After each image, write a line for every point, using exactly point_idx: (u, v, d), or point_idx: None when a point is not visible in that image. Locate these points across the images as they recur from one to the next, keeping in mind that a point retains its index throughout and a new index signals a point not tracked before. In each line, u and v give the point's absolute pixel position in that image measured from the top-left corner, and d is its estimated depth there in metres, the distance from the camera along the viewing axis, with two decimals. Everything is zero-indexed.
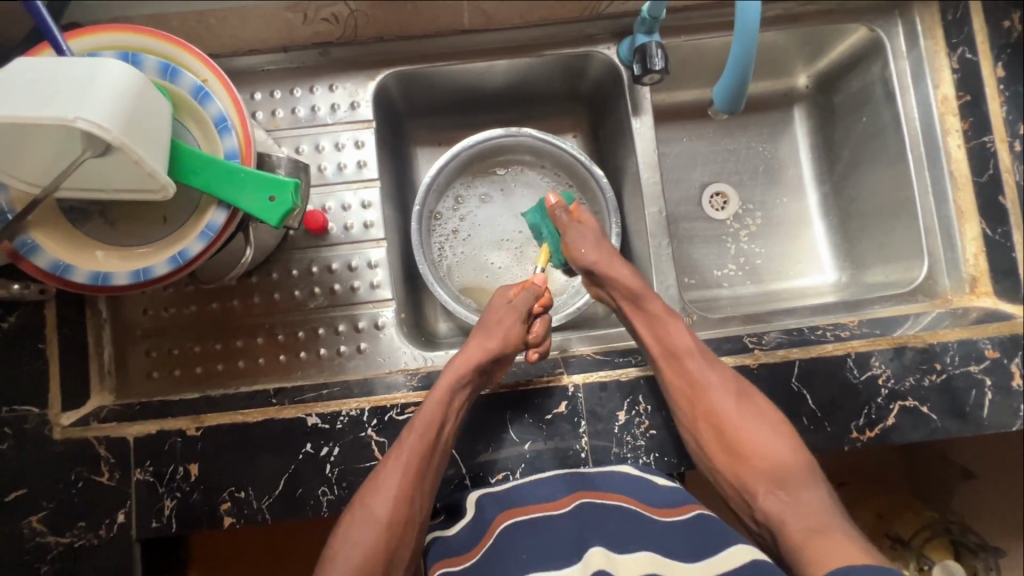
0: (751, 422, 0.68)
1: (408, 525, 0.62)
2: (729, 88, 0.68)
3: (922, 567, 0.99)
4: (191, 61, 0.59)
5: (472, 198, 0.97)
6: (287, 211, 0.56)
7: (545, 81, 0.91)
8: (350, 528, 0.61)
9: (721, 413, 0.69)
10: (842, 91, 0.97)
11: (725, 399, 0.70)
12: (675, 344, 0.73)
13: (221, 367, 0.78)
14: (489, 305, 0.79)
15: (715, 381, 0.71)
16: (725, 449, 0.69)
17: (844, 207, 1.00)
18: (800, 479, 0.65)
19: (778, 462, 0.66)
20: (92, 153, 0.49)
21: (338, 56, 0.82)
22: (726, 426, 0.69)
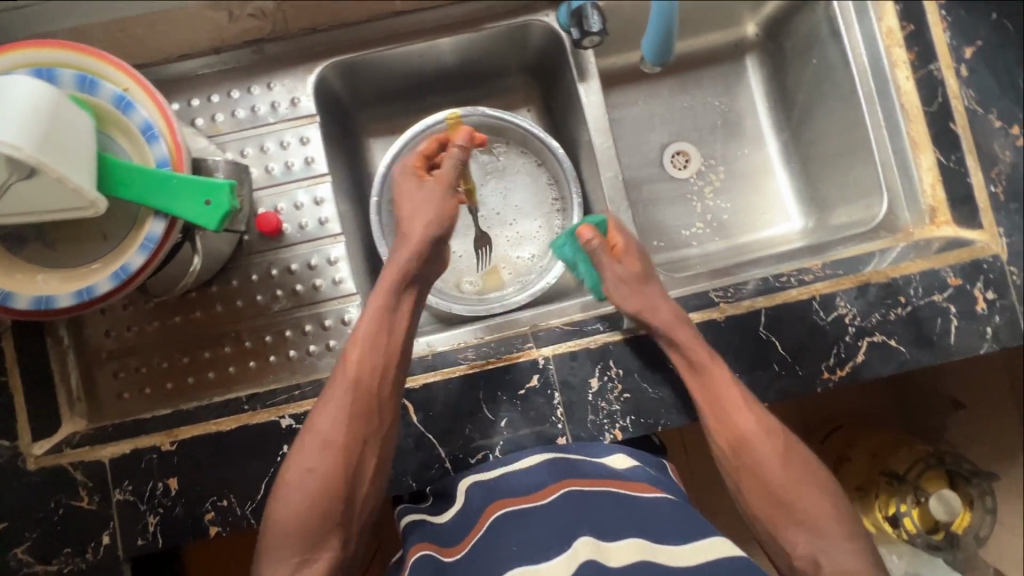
0: (774, 460, 0.69)
1: (355, 448, 0.63)
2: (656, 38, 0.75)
3: (920, 501, 0.96)
4: (109, 68, 0.57)
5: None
6: (225, 214, 0.55)
7: (490, 57, 0.90)
8: (298, 460, 0.63)
9: (762, 457, 0.69)
10: (791, 35, 0.96)
11: (754, 438, 0.69)
12: (723, 391, 0.69)
13: (191, 381, 0.77)
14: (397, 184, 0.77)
15: (740, 417, 0.69)
16: (754, 485, 0.69)
17: (804, 152, 1.00)
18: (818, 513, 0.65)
19: (793, 489, 0.67)
20: (12, 177, 0.48)
21: (271, 52, 0.80)
22: (754, 465, 0.69)
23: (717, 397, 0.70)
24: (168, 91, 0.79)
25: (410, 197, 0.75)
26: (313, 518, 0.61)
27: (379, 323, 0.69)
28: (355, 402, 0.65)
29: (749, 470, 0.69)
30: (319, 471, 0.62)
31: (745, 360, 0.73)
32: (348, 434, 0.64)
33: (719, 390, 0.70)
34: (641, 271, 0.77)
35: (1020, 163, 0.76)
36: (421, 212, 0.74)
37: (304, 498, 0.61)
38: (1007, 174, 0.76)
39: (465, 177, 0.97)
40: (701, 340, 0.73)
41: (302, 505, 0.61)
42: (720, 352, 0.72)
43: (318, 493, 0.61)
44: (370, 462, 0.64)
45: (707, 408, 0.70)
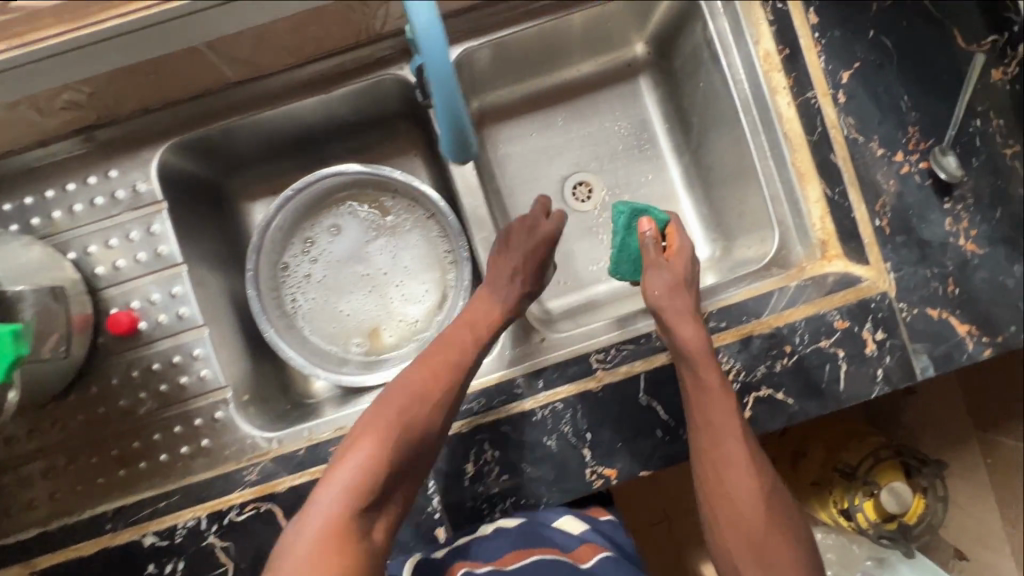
0: (756, 499, 0.64)
1: (347, 536, 0.55)
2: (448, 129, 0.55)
3: (871, 492, 0.96)
4: None
5: (325, 237, 0.94)
6: (12, 362, 0.51)
7: (353, 112, 0.84)
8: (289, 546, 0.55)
9: (751, 495, 0.64)
10: (679, 54, 0.90)
11: (739, 474, 0.64)
12: (721, 413, 0.65)
13: (57, 497, 0.73)
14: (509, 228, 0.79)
15: (733, 449, 0.65)
16: (727, 521, 0.64)
17: (705, 176, 0.95)
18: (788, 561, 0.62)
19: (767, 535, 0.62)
20: None
21: (105, 138, 0.74)
22: (733, 503, 0.64)
23: (710, 423, 0.65)
24: None
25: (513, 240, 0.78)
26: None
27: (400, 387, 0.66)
28: (354, 484, 0.58)
29: (724, 506, 0.65)
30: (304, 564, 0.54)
31: (626, 428, 0.69)
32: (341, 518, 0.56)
33: (717, 419, 0.65)
34: (685, 276, 0.73)
35: (906, 193, 0.71)
36: (504, 258, 0.78)
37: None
38: (891, 206, 0.72)
39: (353, 233, 0.94)
40: (578, 413, 0.70)
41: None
42: (600, 424, 0.69)
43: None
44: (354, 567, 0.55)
45: (704, 430, 0.65)
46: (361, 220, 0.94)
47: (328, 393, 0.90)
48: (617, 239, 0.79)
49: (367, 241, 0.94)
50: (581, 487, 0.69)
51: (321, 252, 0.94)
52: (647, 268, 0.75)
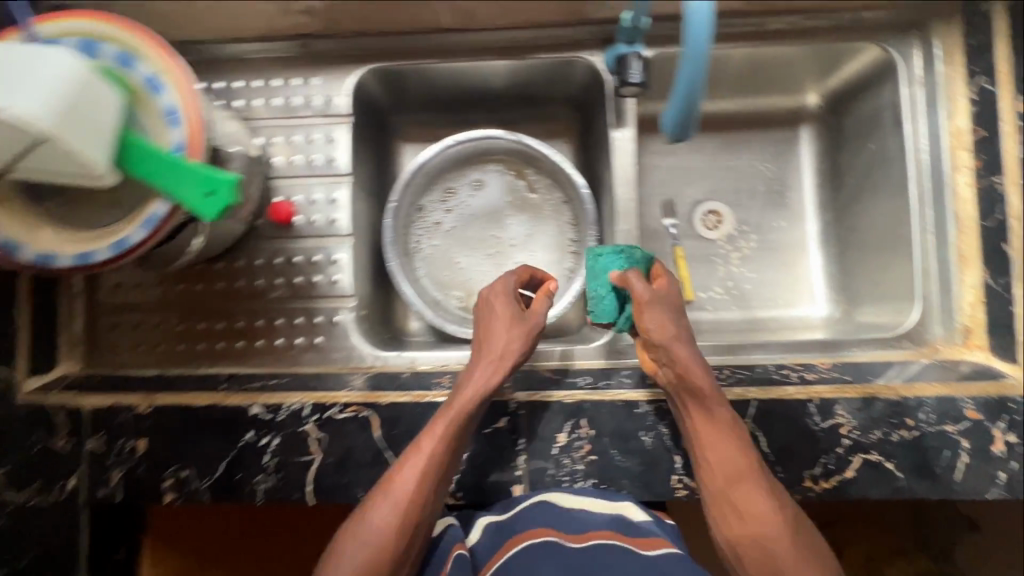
0: (785, 541, 0.59)
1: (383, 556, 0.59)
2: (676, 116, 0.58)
3: None
4: (148, 50, 0.59)
5: (468, 193, 0.98)
6: (224, 207, 0.57)
7: (529, 84, 0.89)
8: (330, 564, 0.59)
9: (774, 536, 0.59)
10: (852, 114, 0.90)
11: (757, 510, 0.60)
12: (726, 445, 0.63)
13: (184, 348, 0.79)
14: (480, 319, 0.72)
15: (738, 485, 0.61)
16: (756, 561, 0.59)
17: (844, 238, 0.94)
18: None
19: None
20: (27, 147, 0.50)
21: (318, 48, 0.81)
22: (759, 537, 0.59)
23: (714, 459, 0.63)
24: (214, 68, 0.82)
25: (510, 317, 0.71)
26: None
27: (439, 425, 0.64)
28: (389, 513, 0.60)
29: (751, 546, 0.60)
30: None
31: None
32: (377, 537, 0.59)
33: (716, 457, 0.63)
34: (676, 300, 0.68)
35: None
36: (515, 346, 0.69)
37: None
38: None
39: (493, 196, 0.98)
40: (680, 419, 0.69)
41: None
42: None
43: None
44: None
45: (714, 461, 0.63)
46: (505, 186, 0.98)
47: (421, 334, 0.94)
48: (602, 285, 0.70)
49: (505, 208, 0.97)
50: (664, 491, 0.69)
51: (459, 206, 0.98)
52: (640, 309, 0.66)
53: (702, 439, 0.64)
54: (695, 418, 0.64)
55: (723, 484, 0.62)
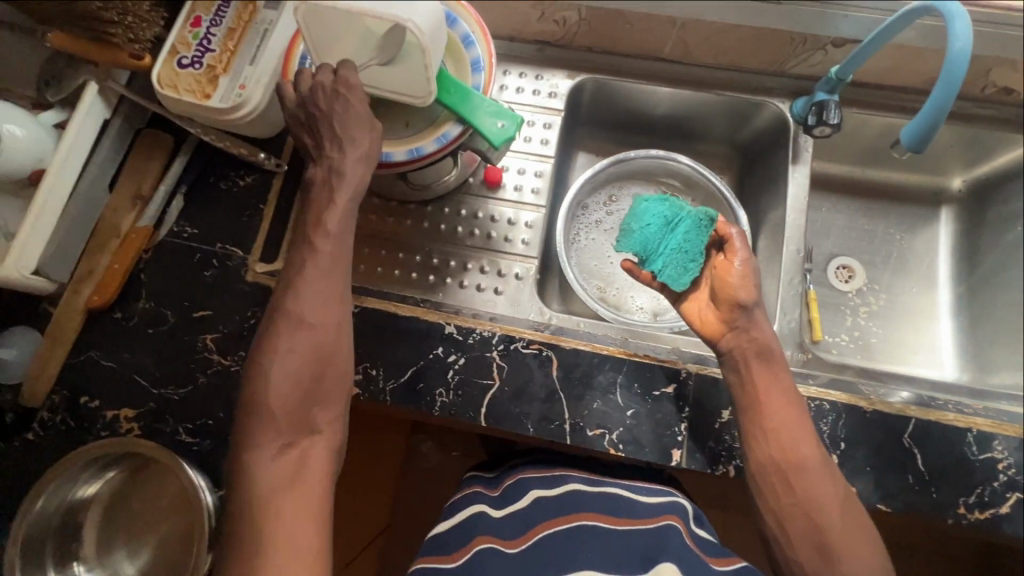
0: (831, 501, 0.64)
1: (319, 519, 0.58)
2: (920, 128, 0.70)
3: None
4: (465, 13, 0.74)
5: (627, 202, 1.07)
6: (508, 138, 0.69)
7: (711, 118, 1.02)
8: (270, 526, 0.56)
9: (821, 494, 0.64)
10: (998, 203, 1.00)
11: (815, 484, 0.65)
12: (781, 408, 0.68)
13: (380, 271, 0.89)
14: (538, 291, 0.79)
15: (802, 461, 0.66)
16: (801, 529, 0.64)
17: (979, 311, 1.01)
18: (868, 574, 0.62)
19: (850, 549, 0.62)
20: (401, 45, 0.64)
21: (551, 54, 0.97)
22: (812, 508, 0.64)
23: (788, 441, 0.67)
24: None
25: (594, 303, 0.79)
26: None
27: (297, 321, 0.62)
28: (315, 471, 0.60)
29: (799, 514, 0.65)
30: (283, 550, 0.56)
31: (880, 458, 0.72)
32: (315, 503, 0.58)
33: (789, 439, 0.67)
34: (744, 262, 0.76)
35: None
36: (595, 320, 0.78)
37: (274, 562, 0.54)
38: None
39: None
40: (840, 420, 0.74)
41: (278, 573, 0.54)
42: (857, 440, 0.73)
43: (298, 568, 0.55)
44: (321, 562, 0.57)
45: (774, 421, 0.68)
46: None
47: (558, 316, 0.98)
48: (659, 232, 0.80)
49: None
50: None
51: (617, 210, 1.07)
52: (720, 269, 0.74)
53: (766, 418, 0.68)
54: (751, 395, 0.70)
55: (785, 461, 0.66)
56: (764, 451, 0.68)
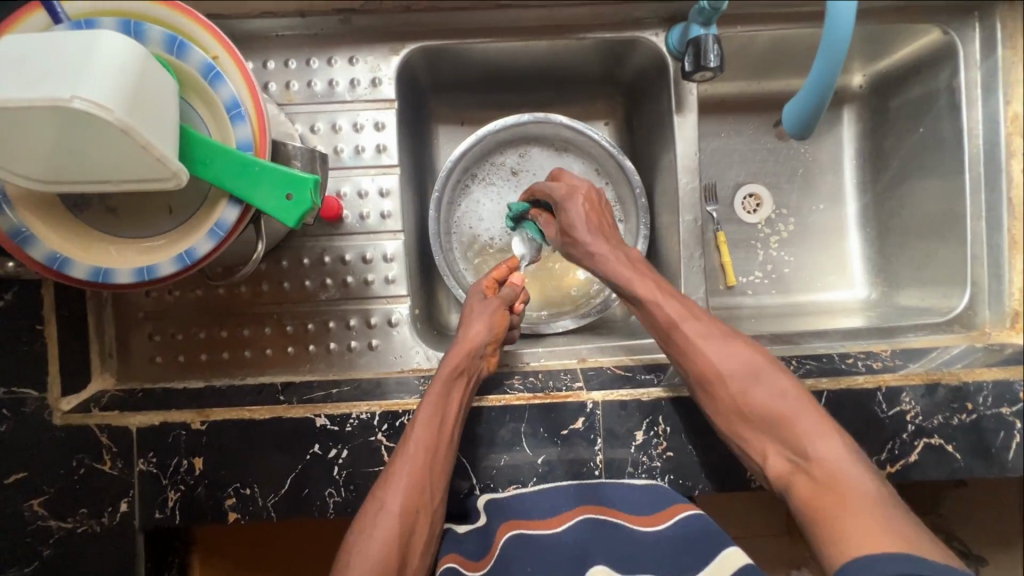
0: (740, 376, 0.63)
1: (467, 389, 0.68)
2: (802, 116, 0.57)
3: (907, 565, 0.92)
4: (200, 32, 0.52)
5: (532, 180, 0.90)
6: (305, 211, 0.52)
7: (581, 64, 0.84)
8: (392, 474, 0.62)
9: (722, 376, 0.63)
10: (900, 96, 0.90)
11: (763, 397, 0.61)
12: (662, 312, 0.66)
13: (227, 356, 0.75)
14: (467, 297, 0.75)
15: (735, 380, 0.63)
16: (749, 424, 0.62)
17: (884, 220, 0.95)
18: (833, 469, 0.55)
19: (814, 444, 0.57)
20: (81, 137, 0.42)
21: (360, 24, 0.74)
22: (772, 425, 0.60)
23: (721, 376, 0.63)
24: (244, 48, 0.74)
25: (474, 311, 0.72)
26: (391, 553, 0.56)
27: (442, 401, 0.65)
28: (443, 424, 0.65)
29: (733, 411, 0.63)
30: (428, 527, 0.61)
31: None
32: (439, 448, 0.63)
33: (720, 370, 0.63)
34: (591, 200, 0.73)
35: None
36: (474, 327, 0.71)
37: (395, 505, 0.59)
38: None
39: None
40: None
41: (387, 535, 0.57)
42: None
43: (408, 500, 0.60)
44: (433, 521, 0.62)
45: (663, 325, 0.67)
46: (568, 178, 0.91)
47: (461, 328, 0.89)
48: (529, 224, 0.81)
49: None
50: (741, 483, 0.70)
51: (520, 193, 0.90)
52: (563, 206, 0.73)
53: (687, 357, 0.65)
54: (684, 345, 0.66)
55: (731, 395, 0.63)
56: (706, 388, 0.64)
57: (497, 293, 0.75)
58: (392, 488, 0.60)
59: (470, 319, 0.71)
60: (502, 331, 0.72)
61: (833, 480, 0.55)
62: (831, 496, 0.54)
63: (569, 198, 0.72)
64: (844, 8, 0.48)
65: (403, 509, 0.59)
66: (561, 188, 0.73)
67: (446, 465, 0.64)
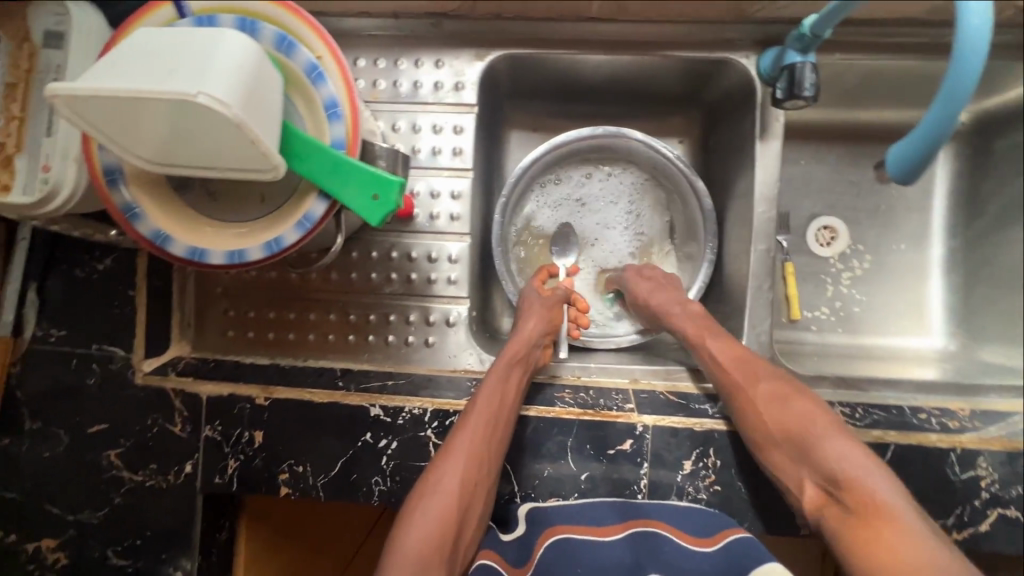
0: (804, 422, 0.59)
1: (523, 376, 0.71)
2: (912, 152, 0.54)
3: None
4: (308, 33, 0.55)
5: (603, 198, 0.89)
6: (389, 211, 0.53)
7: (663, 81, 0.83)
8: (452, 446, 0.64)
9: (784, 420, 0.60)
10: (1007, 138, 0.84)
11: (786, 420, 0.60)
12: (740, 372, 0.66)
13: (292, 337, 0.79)
14: (524, 294, 0.80)
15: (764, 408, 0.62)
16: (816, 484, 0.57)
17: (973, 268, 0.89)
18: (919, 555, 0.49)
19: (859, 486, 0.53)
20: (199, 128, 0.45)
21: (450, 29, 0.76)
22: (803, 445, 0.58)
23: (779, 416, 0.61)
24: (338, 45, 0.77)
25: (535, 308, 0.77)
26: (446, 527, 0.59)
27: (499, 385, 0.68)
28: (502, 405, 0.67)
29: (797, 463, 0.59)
30: (482, 507, 0.64)
31: None
32: (498, 425, 0.66)
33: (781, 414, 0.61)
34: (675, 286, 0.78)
35: None
36: (534, 316, 0.76)
37: (453, 481, 0.61)
38: None
39: (625, 208, 0.89)
40: None
41: (442, 511, 0.59)
42: None
43: (466, 477, 0.62)
44: (487, 497, 0.64)
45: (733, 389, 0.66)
46: (640, 202, 0.89)
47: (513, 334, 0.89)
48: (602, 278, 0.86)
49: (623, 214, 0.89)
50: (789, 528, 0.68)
51: (587, 210, 0.89)
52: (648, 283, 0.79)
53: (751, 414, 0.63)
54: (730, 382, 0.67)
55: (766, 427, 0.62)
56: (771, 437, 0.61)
57: (553, 291, 0.80)
58: (449, 462, 0.63)
59: (530, 312, 0.76)
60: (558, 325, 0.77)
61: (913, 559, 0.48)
62: None
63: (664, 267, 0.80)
64: (969, 57, 0.46)
65: (462, 481, 0.62)
66: (655, 271, 0.81)
67: (502, 446, 0.66)
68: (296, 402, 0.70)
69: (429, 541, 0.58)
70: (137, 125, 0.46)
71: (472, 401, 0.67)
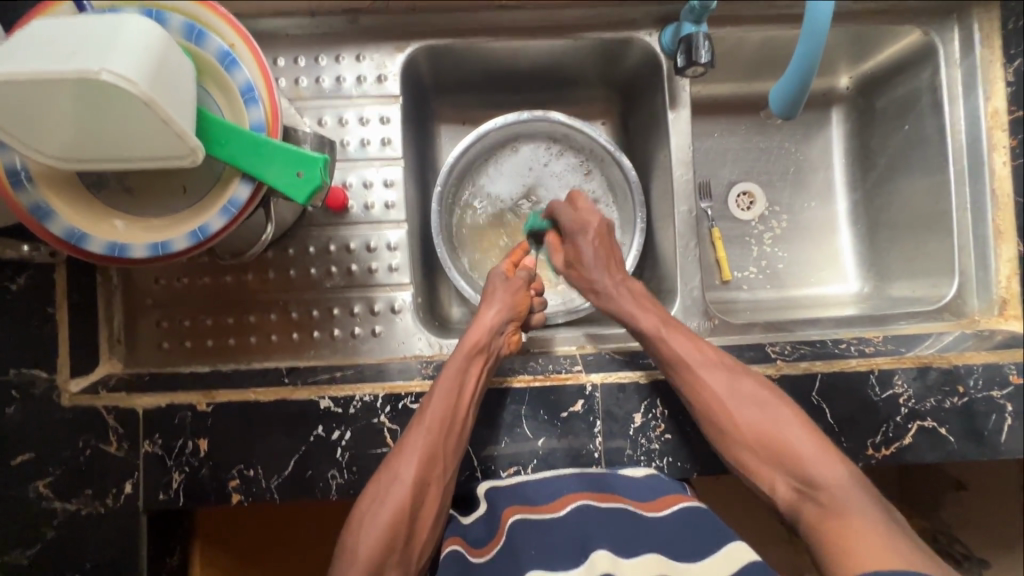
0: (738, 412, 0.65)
1: (484, 367, 0.70)
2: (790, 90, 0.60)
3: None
4: (217, 22, 0.55)
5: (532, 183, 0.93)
6: (315, 188, 0.54)
7: (578, 65, 0.88)
8: (408, 443, 0.64)
9: (713, 400, 0.66)
10: (885, 96, 0.94)
11: (752, 422, 0.64)
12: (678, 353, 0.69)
13: (233, 342, 0.77)
14: (489, 281, 0.79)
15: (731, 408, 0.66)
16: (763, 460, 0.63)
17: (874, 216, 0.97)
18: (844, 499, 0.57)
19: (820, 476, 0.59)
20: (105, 111, 0.45)
21: (367, 24, 0.78)
22: (749, 433, 0.64)
23: (715, 402, 0.66)
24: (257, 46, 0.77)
25: (494, 295, 0.76)
26: (399, 522, 0.60)
27: (457, 375, 0.68)
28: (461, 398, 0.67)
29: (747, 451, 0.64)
30: (439, 501, 0.64)
31: None
32: (455, 417, 0.66)
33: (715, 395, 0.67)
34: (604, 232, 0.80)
35: None
36: (493, 303, 0.75)
37: (408, 476, 0.62)
38: None
39: (555, 190, 0.93)
40: None
41: (396, 507, 0.60)
42: None
43: (422, 472, 0.63)
44: (444, 493, 0.64)
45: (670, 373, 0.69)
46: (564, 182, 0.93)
47: (461, 322, 0.90)
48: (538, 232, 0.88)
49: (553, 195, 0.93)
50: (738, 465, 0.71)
51: (518, 193, 0.92)
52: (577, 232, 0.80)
53: (693, 392, 0.68)
54: (670, 360, 0.69)
55: (731, 428, 0.65)
56: (714, 423, 0.66)
57: (517, 274, 0.80)
58: (406, 457, 0.63)
59: (491, 301, 0.75)
60: (524, 309, 0.77)
61: (844, 508, 0.57)
62: (865, 545, 0.53)
63: (581, 232, 0.80)
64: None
65: (415, 479, 0.62)
66: (575, 220, 0.80)
67: (462, 439, 0.67)
68: (240, 405, 0.68)
69: (380, 542, 0.58)
70: (37, 113, 0.44)
71: (429, 394, 0.68)
